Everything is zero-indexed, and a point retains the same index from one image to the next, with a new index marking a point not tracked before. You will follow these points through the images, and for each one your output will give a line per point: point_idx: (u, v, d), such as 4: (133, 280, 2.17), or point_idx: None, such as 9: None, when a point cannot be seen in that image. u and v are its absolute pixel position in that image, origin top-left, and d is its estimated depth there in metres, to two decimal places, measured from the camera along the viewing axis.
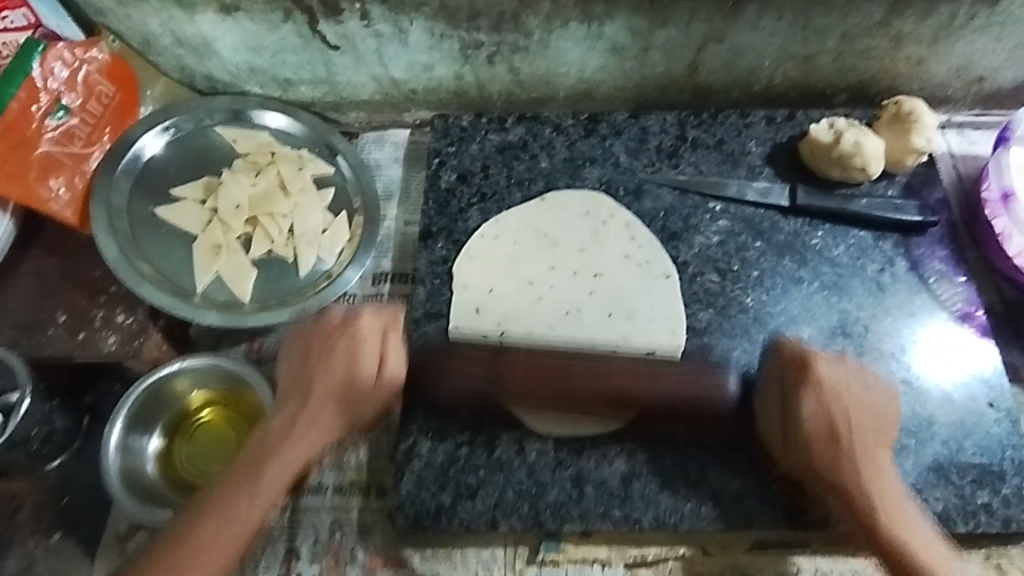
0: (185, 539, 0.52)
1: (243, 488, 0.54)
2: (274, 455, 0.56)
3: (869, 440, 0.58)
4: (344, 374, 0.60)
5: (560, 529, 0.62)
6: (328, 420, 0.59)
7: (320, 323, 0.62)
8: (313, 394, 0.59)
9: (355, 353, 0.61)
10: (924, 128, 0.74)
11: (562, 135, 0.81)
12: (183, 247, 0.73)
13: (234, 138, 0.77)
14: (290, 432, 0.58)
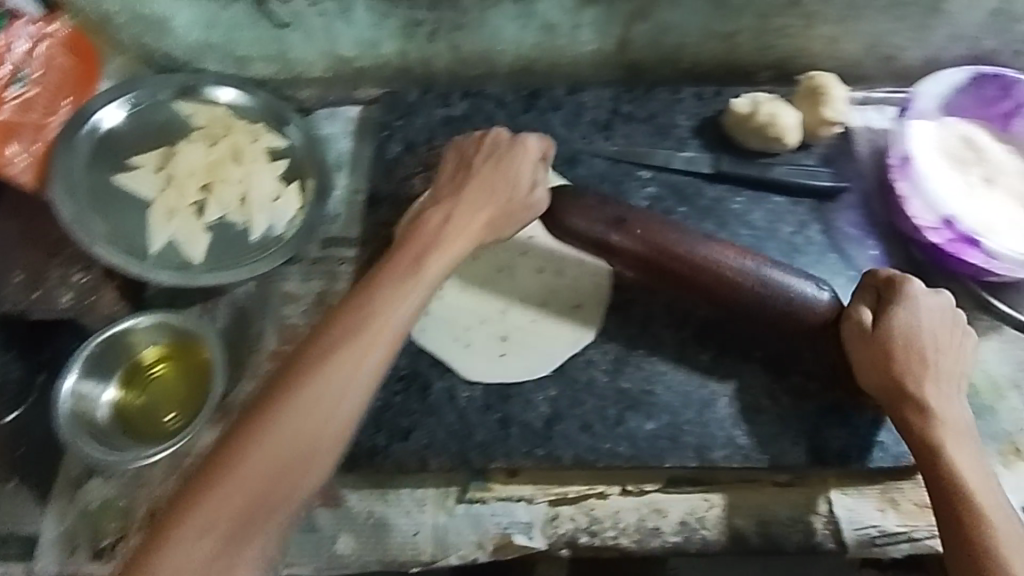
0: (303, 389, 0.57)
1: (354, 351, 0.59)
2: (386, 307, 0.61)
3: (936, 371, 0.62)
4: (452, 210, 0.68)
5: (486, 466, 0.67)
6: (450, 262, 0.65)
7: (473, 161, 0.71)
8: (433, 246, 0.65)
9: (480, 208, 0.68)
10: (834, 101, 0.80)
11: (503, 109, 0.86)
12: (137, 210, 0.77)
13: (191, 111, 0.83)
14: (402, 287, 0.63)
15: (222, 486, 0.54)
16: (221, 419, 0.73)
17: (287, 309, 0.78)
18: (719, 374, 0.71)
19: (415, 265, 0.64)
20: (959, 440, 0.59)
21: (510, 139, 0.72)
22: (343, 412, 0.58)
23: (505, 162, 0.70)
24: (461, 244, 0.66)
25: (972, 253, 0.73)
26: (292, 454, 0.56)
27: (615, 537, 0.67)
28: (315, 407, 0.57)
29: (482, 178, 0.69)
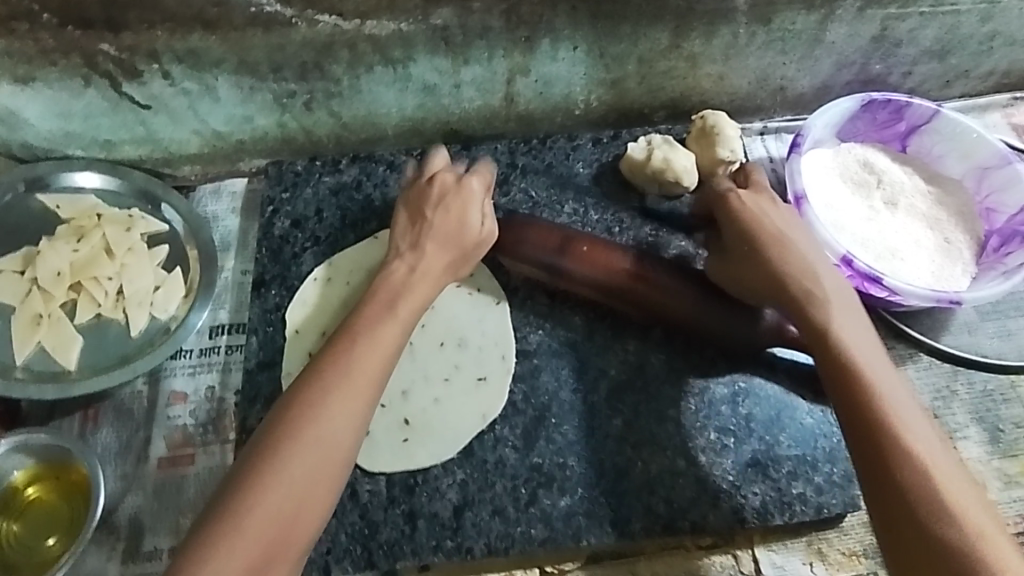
0: (302, 434, 0.55)
1: (311, 440, 0.55)
2: (375, 345, 0.60)
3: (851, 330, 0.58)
4: (403, 302, 0.64)
5: (393, 566, 0.63)
6: (420, 301, 0.65)
7: (438, 226, 0.68)
8: (408, 284, 0.65)
9: (443, 246, 0.68)
10: (727, 140, 0.78)
11: (395, 172, 0.83)
12: (1, 320, 0.72)
13: (57, 204, 0.77)
14: (384, 323, 0.62)
15: (225, 542, 0.51)
16: (106, 541, 0.67)
17: (174, 410, 0.72)
18: (633, 440, 0.68)
19: (395, 301, 0.64)
20: (887, 378, 0.55)
21: (454, 181, 0.71)
22: (339, 454, 0.56)
23: (458, 200, 0.70)
24: (427, 288, 0.66)
25: (876, 289, 0.70)
26: (292, 501, 0.53)
27: None
28: (319, 449, 0.55)
29: (438, 218, 0.68)
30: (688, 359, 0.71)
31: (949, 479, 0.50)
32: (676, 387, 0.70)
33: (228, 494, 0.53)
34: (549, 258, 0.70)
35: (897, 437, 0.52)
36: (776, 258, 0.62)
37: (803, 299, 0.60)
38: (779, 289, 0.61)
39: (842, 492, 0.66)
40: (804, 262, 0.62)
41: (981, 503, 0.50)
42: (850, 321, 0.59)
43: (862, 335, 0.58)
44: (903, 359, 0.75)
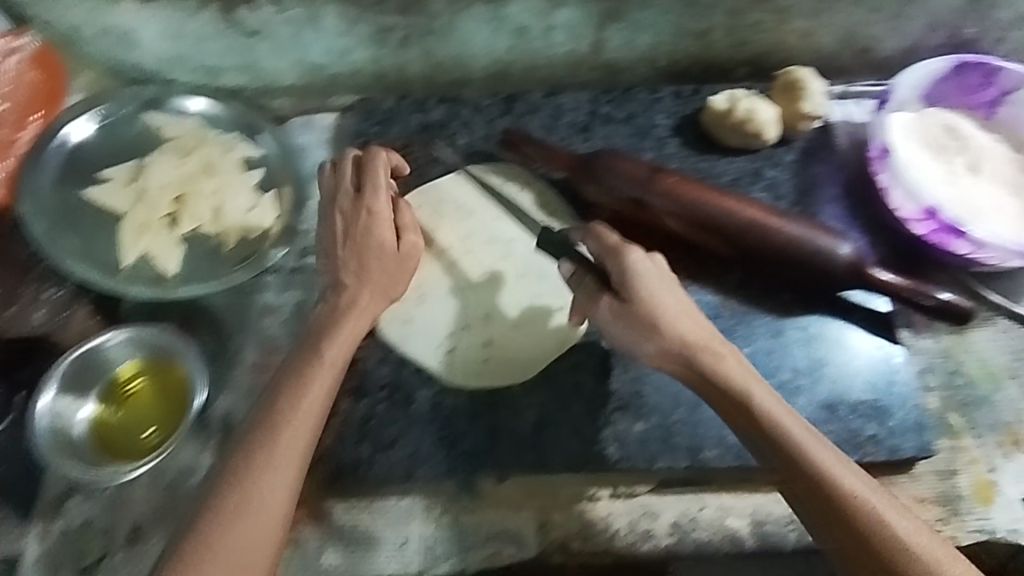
0: (224, 510, 0.51)
1: (238, 516, 0.51)
2: (300, 399, 0.57)
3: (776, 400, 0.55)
4: (312, 352, 0.60)
5: (474, 473, 0.66)
6: (348, 341, 0.61)
7: (361, 258, 0.65)
8: (337, 325, 0.62)
9: (361, 280, 0.64)
10: (812, 95, 0.79)
11: (480, 114, 0.85)
12: (107, 227, 0.75)
13: (162, 124, 0.80)
14: (310, 374, 0.58)
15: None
16: (201, 435, 0.71)
17: (265, 321, 0.76)
18: None
19: (318, 349, 0.60)
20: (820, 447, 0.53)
21: (353, 201, 0.67)
22: (271, 521, 0.52)
23: (368, 229, 0.66)
24: (351, 328, 0.62)
25: (957, 243, 0.72)
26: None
27: (607, 543, 0.65)
28: (246, 522, 0.51)
29: (357, 253, 0.65)
30: (763, 304, 0.72)
31: (891, 514, 0.50)
32: (750, 328, 0.71)
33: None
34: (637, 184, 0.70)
35: (851, 510, 0.50)
36: (663, 319, 0.58)
37: (713, 364, 0.57)
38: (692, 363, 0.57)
39: (915, 436, 0.67)
40: (677, 314, 0.59)
41: (918, 520, 0.51)
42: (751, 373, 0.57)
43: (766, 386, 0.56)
44: (982, 321, 0.75)
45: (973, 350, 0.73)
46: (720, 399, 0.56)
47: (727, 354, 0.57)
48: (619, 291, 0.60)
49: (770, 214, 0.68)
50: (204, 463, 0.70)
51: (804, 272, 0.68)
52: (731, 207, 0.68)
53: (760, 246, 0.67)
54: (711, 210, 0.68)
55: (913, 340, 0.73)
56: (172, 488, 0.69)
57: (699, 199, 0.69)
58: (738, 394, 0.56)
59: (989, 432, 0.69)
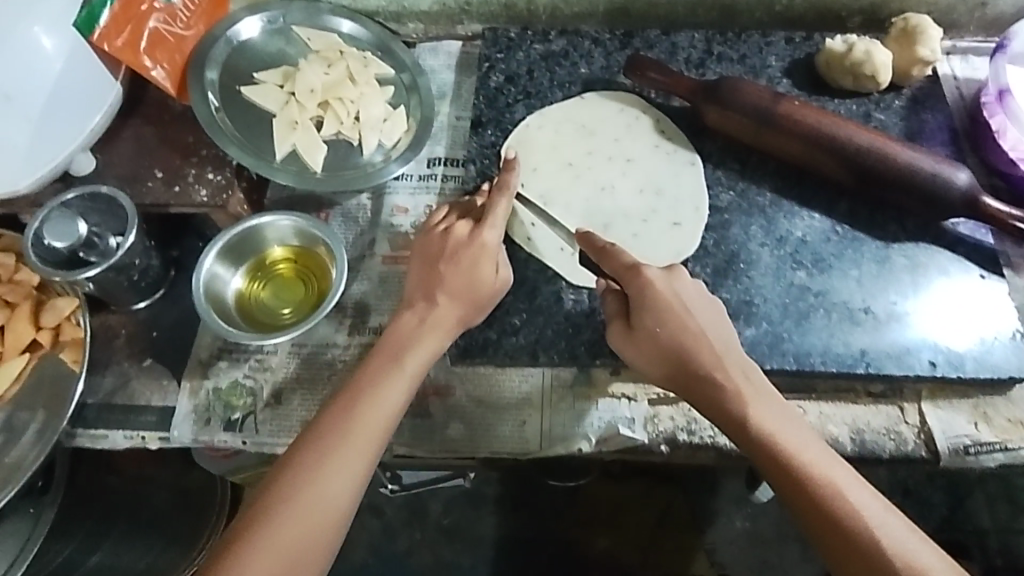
0: (296, 502, 0.58)
1: (303, 496, 0.58)
2: (367, 410, 0.61)
3: (774, 418, 0.58)
4: (382, 358, 0.65)
5: (592, 362, 0.71)
6: (428, 351, 0.65)
7: (459, 280, 0.67)
8: (417, 338, 0.65)
9: (457, 300, 0.67)
10: (930, 41, 0.81)
11: (600, 47, 0.90)
12: (263, 123, 0.82)
13: (308, 36, 0.87)
14: (388, 379, 0.63)
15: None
16: (336, 315, 0.77)
17: (397, 219, 0.82)
18: (817, 291, 0.73)
19: (402, 357, 0.65)
20: (817, 458, 0.56)
21: (467, 234, 0.69)
22: (337, 515, 0.58)
23: (472, 253, 0.68)
24: (436, 340, 0.66)
25: None
26: (285, 565, 0.56)
27: (712, 437, 0.70)
28: (315, 513, 0.58)
29: (454, 275, 0.67)
30: (872, 232, 0.76)
31: (883, 526, 0.54)
32: (858, 252, 0.75)
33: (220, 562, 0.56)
34: (763, 107, 0.76)
35: (844, 520, 0.54)
36: (677, 347, 0.61)
37: (717, 392, 0.59)
38: (701, 391, 0.60)
39: (1015, 357, 0.70)
40: (694, 336, 0.61)
41: (911, 531, 0.55)
42: (761, 390, 0.59)
43: (769, 405, 0.59)
44: None
45: None
46: (721, 416, 0.60)
47: (731, 375, 0.60)
48: (637, 316, 0.63)
49: (888, 141, 0.73)
50: (339, 341, 0.76)
51: (916, 195, 0.73)
52: (850, 133, 0.74)
53: (880, 167, 0.73)
54: (831, 135, 0.74)
55: (1013, 279, 0.75)
56: (310, 358, 0.75)
57: (822, 122, 0.75)
58: (739, 420, 0.58)
59: None
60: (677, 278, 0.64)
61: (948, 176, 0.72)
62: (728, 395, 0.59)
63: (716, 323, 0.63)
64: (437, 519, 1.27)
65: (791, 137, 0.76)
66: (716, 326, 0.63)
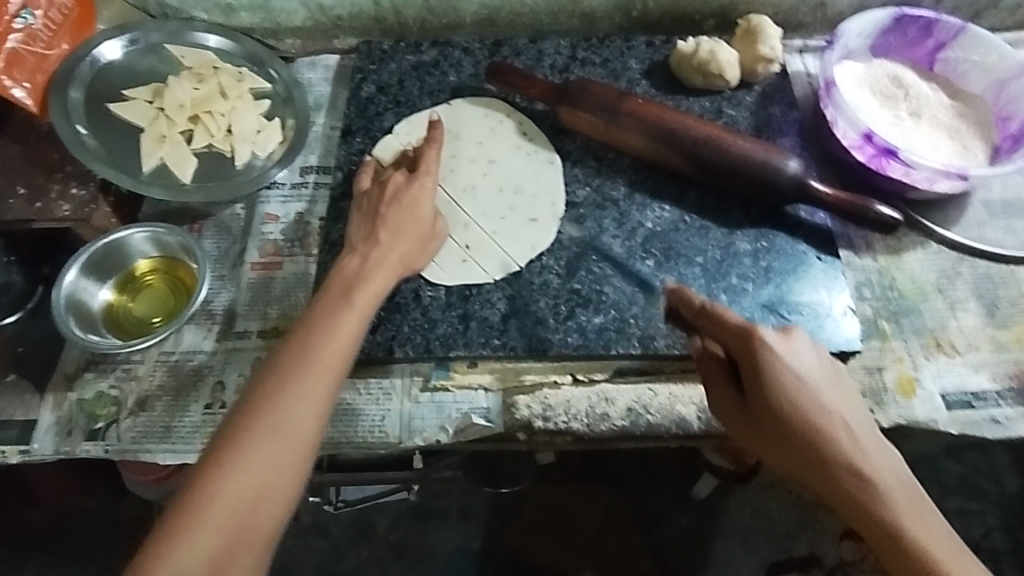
0: (259, 426, 0.61)
1: (255, 436, 0.60)
2: (316, 350, 0.64)
3: (881, 465, 0.57)
4: (335, 298, 0.68)
5: (447, 354, 0.73)
6: (379, 289, 0.69)
7: (385, 209, 0.73)
8: (367, 274, 0.69)
9: (396, 235, 0.72)
10: (768, 39, 0.87)
11: (469, 56, 0.93)
12: (133, 137, 0.84)
13: (182, 54, 0.89)
14: (341, 316, 0.67)
15: (190, 530, 0.57)
16: (205, 322, 0.78)
17: (268, 227, 0.84)
18: (662, 278, 0.77)
19: (353, 293, 0.68)
20: (904, 493, 0.56)
21: (405, 179, 0.75)
22: (298, 440, 0.61)
23: (413, 195, 0.74)
24: (383, 275, 0.70)
25: (892, 164, 0.80)
26: (255, 492, 0.59)
27: (566, 422, 0.72)
28: (279, 437, 0.61)
29: (397, 216, 0.73)
30: (717, 220, 0.80)
31: None
32: (704, 240, 0.79)
33: (192, 485, 0.59)
34: (610, 105, 0.81)
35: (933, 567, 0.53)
36: (813, 415, 0.58)
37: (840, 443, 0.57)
38: (828, 461, 0.57)
39: (845, 331, 0.74)
40: (826, 405, 0.59)
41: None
42: (876, 461, 0.57)
43: (882, 461, 0.57)
44: (915, 244, 0.81)
45: (904, 268, 0.80)
46: (837, 474, 0.56)
47: (824, 416, 0.58)
48: (755, 386, 0.60)
49: (724, 133, 0.78)
50: (204, 347, 0.77)
51: (751, 182, 0.77)
52: (689, 127, 0.78)
53: (715, 157, 0.77)
54: (669, 130, 0.78)
55: (852, 259, 0.80)
56: (176, 367, 0.76)
57: (663, 118, 0.79)
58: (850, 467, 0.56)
59: (913, 336, 0.76)
60: (797, 347, 0.61)
61: (778, 163, 0.76)
62: (837, 442, 0.57)
63: (828, 385, 0.60)
64: (383, 535, 1.26)
65: (635, 132, 0.80)
66: (840, 401, 0.60)
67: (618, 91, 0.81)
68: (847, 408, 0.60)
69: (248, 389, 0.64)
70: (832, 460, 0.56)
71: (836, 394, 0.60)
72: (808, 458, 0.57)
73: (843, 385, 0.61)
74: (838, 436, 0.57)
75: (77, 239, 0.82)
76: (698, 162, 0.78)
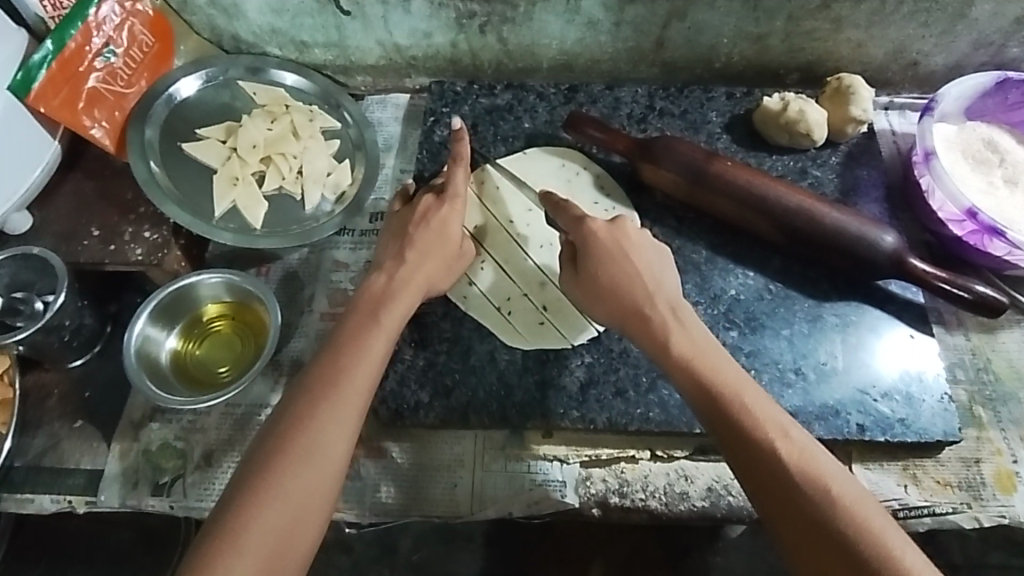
0: (294, 450, 0.56)
1: (294, 461, 0.55)
2: (354, 369, 0.60)
3: (756, 397, 0.55)
4: (360, 316, 0.65)
5: (524, 424, 0.71)
6: (405, 306, 0.66)
7: (415, 228, 0.71)
8: (393, 294, 0.67)
9: (424, 258, 0.70)
10: (860, 100, 0.84)
11: (544, 101, 0.91)
12: (204, 178, 0.82)
13: (254, 91, 0.87)
14: (368, 336, 0.63)
15: (227, 560, 0.51)
16: (272, 373, 0.77)
17: (337, 274, 0.82)
18: (747, 351, 0.74)
19: (379, 311, 0.65)
20: (787, 432, 0.52)
21: (437, 199, 0.73)
22: (339, 464, 0.57)
23: (443, 216, 0.72)
24: (411, 295, 0.67)
25: (993, 244, 0.77)
26: (291, 518, 0.54)
27: (643, 500, 0.70)
28: (312, 460, 0.56)
29: (426, 237, 0.71)
30: (803, 290, 0.77)
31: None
32: (790, 311, 0.76)
33: (229, 516, 0.53)
34: (696, 165, 0.77)
35: (826, 511, 0.48)
36: (683, 347, 0.58)
37: (707, 373, 0.56)
38: (700, 385, 0.56)
39: (941, 419, 0.70)
40: (695, 334, 0.59)
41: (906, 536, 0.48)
42: (694, 330, 0.60)
43: (757, 394, 0.55)
44: (1013, 323, 0.77)
45: (1002, 350, 0.76)
46: (708, 403, 0.55)
47: (694, 344, 0.58)
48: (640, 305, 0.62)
49: (816, 201, 0.74)
50: (272, 401, 0.75)
51: (846, 255, 0.74)
52: (777, 194, 0.75)
53: (806, 226, 0.74)
54: (756, 197, 0.75)
55: (944, 336, 0.77)
56: (243, 419, 0.74)
57: (752, 184, 0.76)
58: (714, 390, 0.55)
59: (1012, 426, 0.72)
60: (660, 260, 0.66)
61: (874, 238, 0.73)
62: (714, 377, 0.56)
63: (700, 330, 0.60)
64: (406, 555, 1.16)
65: (722, 197, 0.77)
66: (653, 266, 0.64)
67: (705, 151, 0.78)
68: (718, 350, 0.58)
69: (275, 414, 0.59)
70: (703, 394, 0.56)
71: (695, 320, 0.61)
72: (690, 394, 0.57)
73: (669, 265, 0.65)
74: (708, 367, 0.57)
75: (147, 280, 0.82)
76: (786, 229, 0.75)
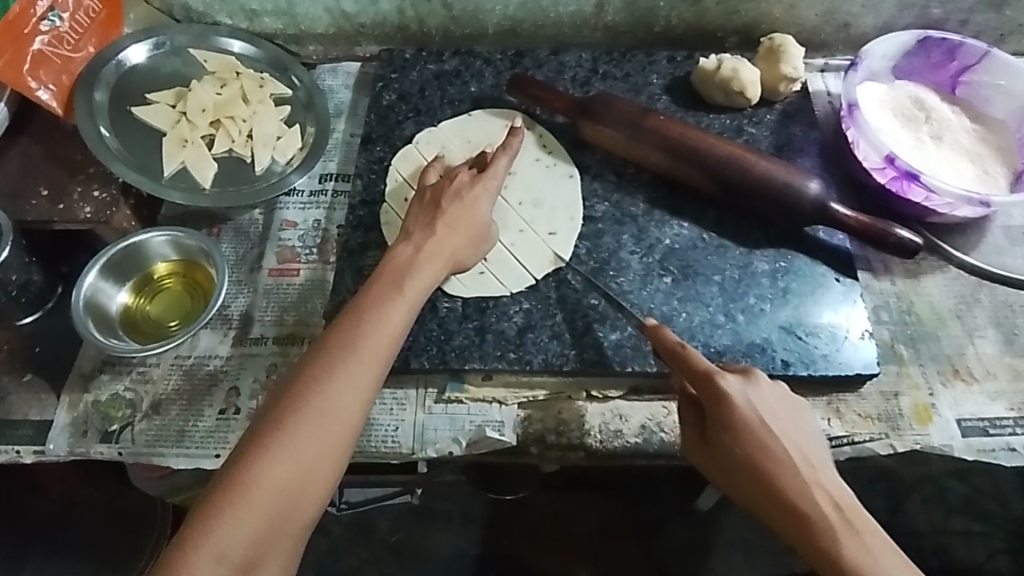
0: (307, 410, 0.58)
1: (302, 417, 0.58)
2: (369, 334, 0.63)
3: (874, 551, 0.56)
4: (384, 286, 0.66)
5: (462, 367, 0.73)
6: (426, 280, 0.68)
7: (439, 199, 0.73)
8: (416, 266, 0.68)
9: (452, 231, 0.72)
10: (791, 58, 0.87)
11: (490, 66, 0.93)
12: (153, 140, 0.84)
13: (205, 58, 0.89)
14: (390, 306, 0.65)
15: (233, 514, 0.55)
16: (221, 326, 0.78)
17: (285, 233, 0.84)
18: (679, 296, 0.76)
19: (402, 282, 0.67)
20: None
21: (470, 179, 0.75)
22: (343, 428, 0.59)
23: (474, 197, 0.74)
24: (432, 269, 0.69)
25: (914, 188, 0.80)
26: (299, 479, 0.57)
27: (580, 438, 0.72)
28: (323, 425, 0.58)
29: (456, 211, 0.73)
30: (736, 239, 0.80)
31: None
32: (721, 259, 0.79)
33: (236, 466, 0.56)
34: (633, 122, 0.80)
35: None
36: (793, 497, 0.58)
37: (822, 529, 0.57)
38: (815, 543, 0.57)
39: (861, 355, 0.73)
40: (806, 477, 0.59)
41: None
42: (873, 545, 0.56)
43: (871, 547, 0.56)
44: (935, 268, 0.81)
45: (924, 293, 0.80)
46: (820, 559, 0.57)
47: (808, 491, 0.58)
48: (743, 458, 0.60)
49: (746, 153, 0.78)
50: (220, 352, 0.77)
51: (774, 203, 0.76)
52: (715, 148, 0.78)
53: (737, 176, 0.77)
54: (692, 150, 0.78)
55: (871, 282, 0.80)
56: (191, 371, 0.76)
57: (687, 137, 0.79)
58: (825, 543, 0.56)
59: (931, 363, 0.75)
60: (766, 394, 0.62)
61: (800, 185, 0.76)
62: (826, 530, 0.57)
63: (813, 471, 0.59)
64: (382, 535, 1.19)
65: (657, 150, 0.80)
66: (806, 446, 0.61)
67: (642, 108, 0.81)
68: (836, 493, 0.59)
69: (293, 372, 0.62)
70: (814, 548, 0.57)
71: (813, 462, 0.60)
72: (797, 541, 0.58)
73: (786, 401, 0.63)
74: (819, 519, 0.57)
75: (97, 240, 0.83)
76: (723, 182, 0.78)
